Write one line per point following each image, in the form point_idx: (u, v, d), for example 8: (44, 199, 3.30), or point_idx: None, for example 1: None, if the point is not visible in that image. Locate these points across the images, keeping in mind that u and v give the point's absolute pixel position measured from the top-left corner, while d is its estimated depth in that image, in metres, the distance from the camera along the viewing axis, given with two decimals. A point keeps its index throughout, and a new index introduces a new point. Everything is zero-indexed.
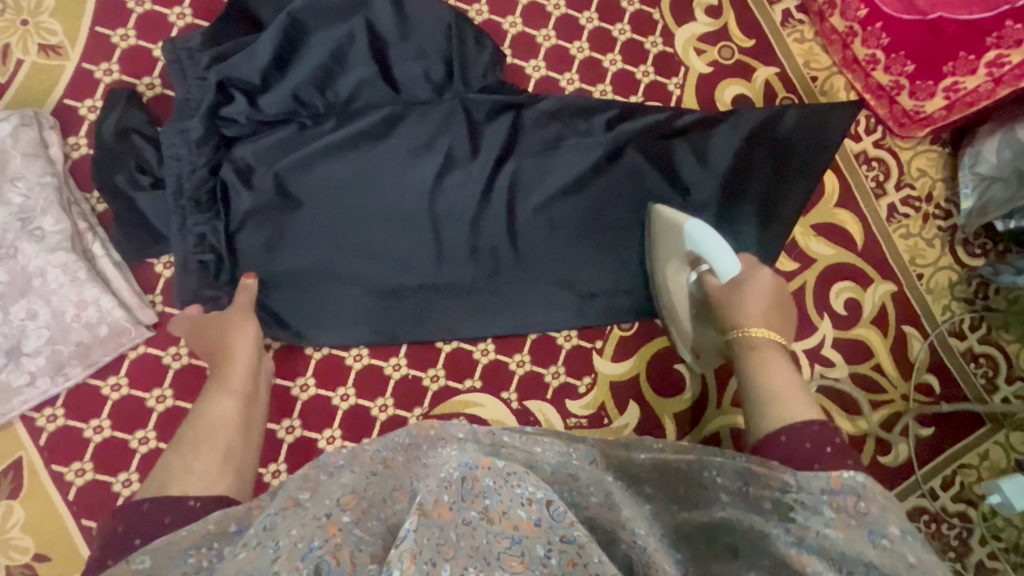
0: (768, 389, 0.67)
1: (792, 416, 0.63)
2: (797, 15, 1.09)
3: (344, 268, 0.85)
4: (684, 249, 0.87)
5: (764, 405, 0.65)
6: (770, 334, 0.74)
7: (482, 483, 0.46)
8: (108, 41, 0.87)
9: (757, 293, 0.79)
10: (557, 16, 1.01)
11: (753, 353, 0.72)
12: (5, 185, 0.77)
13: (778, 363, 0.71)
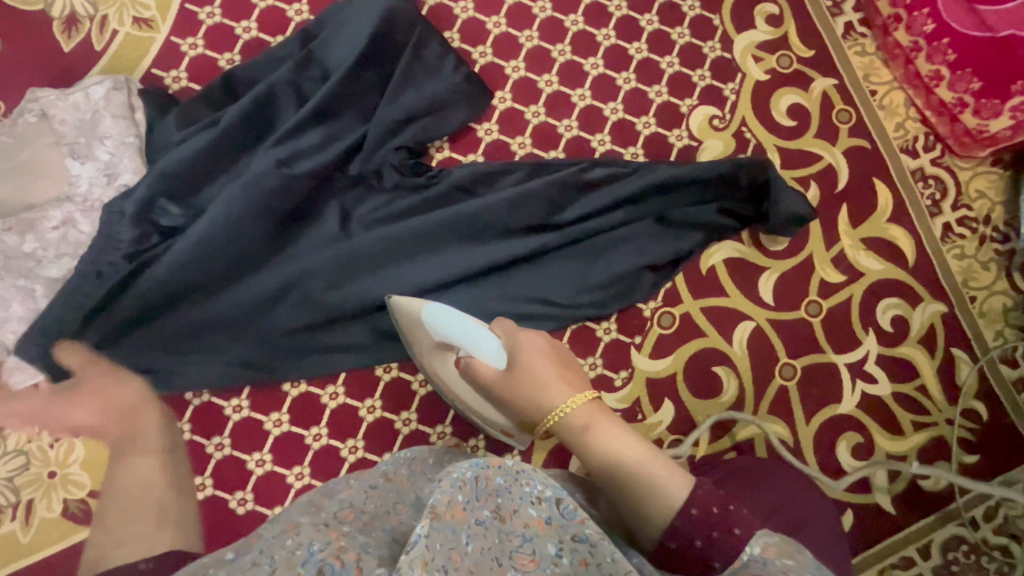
0: (626, 485, 0.55)
1: (660, 503, 0.52)
2: (859, 28, 1.08)
3: (216, 301, 0.82)
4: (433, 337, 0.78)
5: (635, 505, 0.53)
6: (576, 403, 0.63)
7: (493, 482, 0.47)
8: (196, 17, 0.93)
9: (541, 358, 0.69)
10: (617, 17, 1.03)
11: (583, 443, 0.60)
12: (95, 143, 0.82)
13: (607, 441, 0.59)
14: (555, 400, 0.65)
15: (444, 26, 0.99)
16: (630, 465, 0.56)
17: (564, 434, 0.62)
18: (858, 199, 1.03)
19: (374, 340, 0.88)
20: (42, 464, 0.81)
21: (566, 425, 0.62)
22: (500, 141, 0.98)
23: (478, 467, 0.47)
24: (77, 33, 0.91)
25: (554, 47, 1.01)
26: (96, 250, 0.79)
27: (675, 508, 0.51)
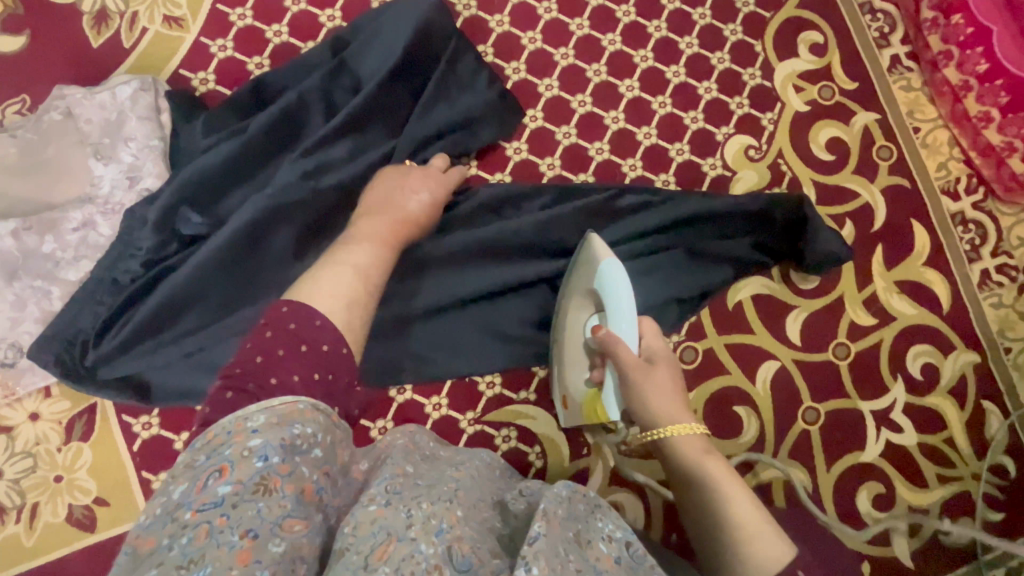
0: (730, 524, 0.58)
1: (757, 559, 0.55)
2: (906, 62, 1.04)
3: (228, 308, 0.79)
4: (593, 289, 0.78)
5: (732, 554, 0.56)
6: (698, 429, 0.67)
7: (579, 507, 0.50)
8: (226, 18, 0.91)
9: (673, 376, 0.73)
10: (656, 38, 1.00)
11: (697, 464, 0.63)
12: (119, 144, 0.81)
13: (723, 469, 0.63)
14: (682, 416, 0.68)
15: (478, 39, 0.97)
16: (732, 511, 0.59)
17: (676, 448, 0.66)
18: (894, 240, 1.00)
19: (390, 355, 0.86)
20: (49, 467, 0.80)
21: (682, 443, 0.66)
22: (528, 160, 0.95)
23: (570, 489, 0.51)
24: (106, 29, 0.89)
25: (589, 67, 0.98)
26: (114, 256, 0.78)
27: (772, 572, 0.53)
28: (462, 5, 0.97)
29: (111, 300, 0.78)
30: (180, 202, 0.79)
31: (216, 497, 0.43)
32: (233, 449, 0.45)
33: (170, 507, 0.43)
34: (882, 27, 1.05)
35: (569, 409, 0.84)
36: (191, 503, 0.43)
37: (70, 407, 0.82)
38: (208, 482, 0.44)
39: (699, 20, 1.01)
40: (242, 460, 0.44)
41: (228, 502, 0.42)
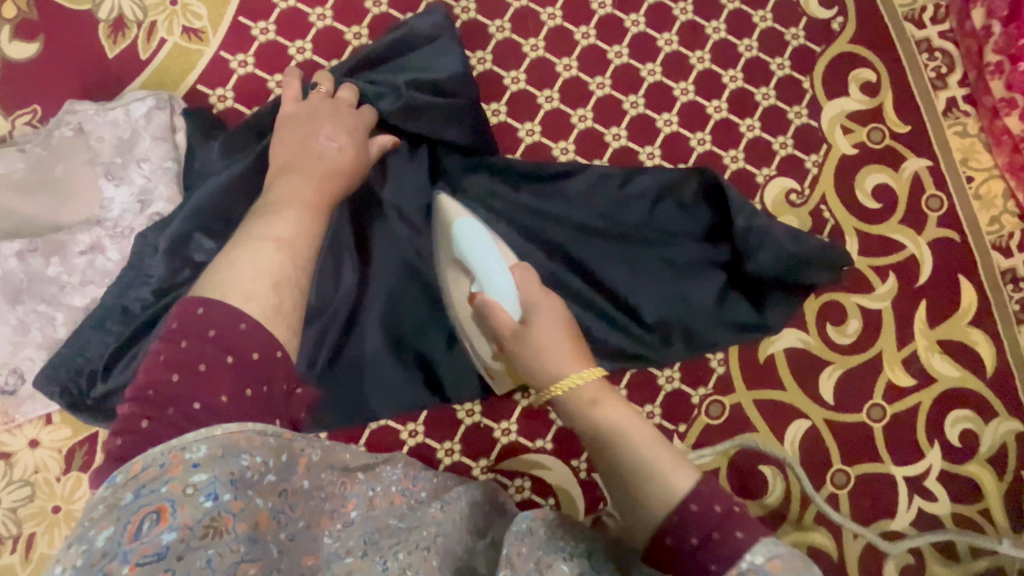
0: (637, 461, 0.53)
1: (670, 495, 0.51)
2: (963, 106, 0.98)
3: None
4: (456, 256, 0.75)
5: (649, 497, 0.52)
6: (590, 373, 0.58)
7: (536, 533, 0.57)
8: (248, 33, 0.87)
9: (553, 320, 0.63)
10: (698, 70, 0.94)
11: (592, 413, 0.56)
12: (132, 165, 0.77)
13: (621, 416, 0.55)
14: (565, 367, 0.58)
15: (510, 64, 0.92)
16: (632, 448, 0.54)
17: (577, 398, 0.57)
18: (939, 297, 0.94)
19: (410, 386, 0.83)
20: (47, 497, 0.77)
21: (572, 393, 0.57)
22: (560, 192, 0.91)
23: (528, 520, 0.58)
24: (123, 38, 0.85)
25: (626, 98, 0.93)
26: (124, 284, 0.74)
27: (678, 501, 0.50)
28: (495, 28, 0.92)
29: (120, 330, 0.74)
30: (193, 228, 0.73)
31: (157, 544, 0.39)
32: (171, 484, 0.41)
33: (92, 555, 0.39)
34: (940, 68, 0.98)
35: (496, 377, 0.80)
36: (125, 552, 0.38)
37: (71, 436, 0.79)
38: (144, 524, 0.40)
39: (745, 52, 0.96)
40: (186, 500, 0.41)
41: (173, 552, 0.39)
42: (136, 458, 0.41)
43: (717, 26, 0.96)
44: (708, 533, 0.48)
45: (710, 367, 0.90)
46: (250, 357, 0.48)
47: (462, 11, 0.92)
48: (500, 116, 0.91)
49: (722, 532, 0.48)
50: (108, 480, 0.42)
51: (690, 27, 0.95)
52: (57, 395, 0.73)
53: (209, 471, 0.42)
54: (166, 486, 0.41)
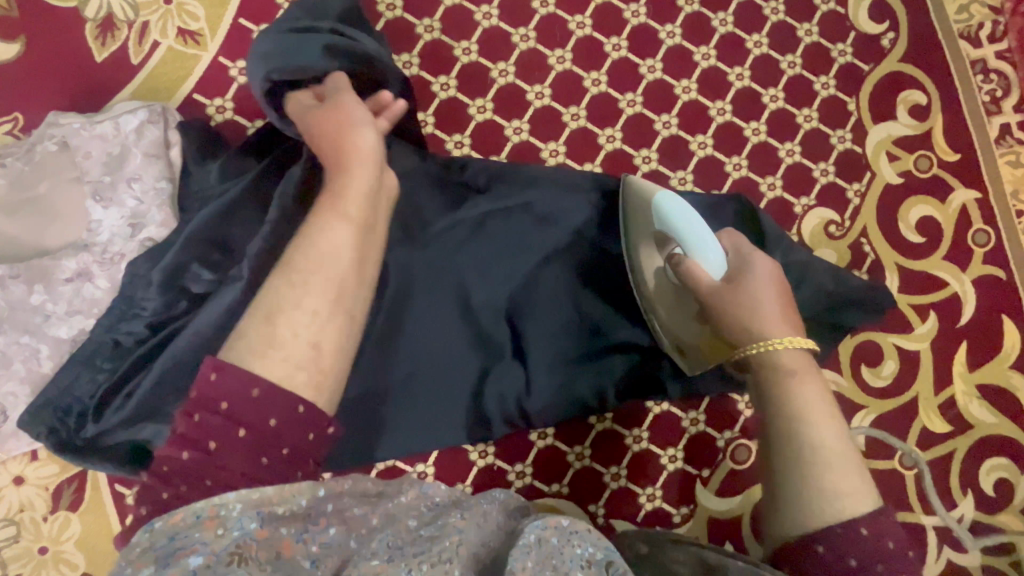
0: (819, 454, 0.51)
1: (842, 504, 0.49)
2: (1017, 134, 0.91)
3: None
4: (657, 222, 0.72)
5: (816, 493, 0.50)
6: (794, 343, 0.56)
7: (549, 543, 0.49)
8: (249, 37, 0.79)
9: (766, 285, 0.62)
10: (737, 88, 0.87)
11: (787, 386, 0.54)
12: (122, 185, 0.70)
13: (817, 396, 0.54)
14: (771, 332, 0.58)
15: (535, 77, 0.84)
16: (817, 442, 0.52)
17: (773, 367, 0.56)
18: (980, 339, 0.89)
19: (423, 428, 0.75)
20: (33, 538, 0.73)
21: (772, 358, 0.56)
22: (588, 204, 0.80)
23: (540, 529, 0.50)
24: (112, 40, 0.77)
25: (658, 117, 0.86)
26: (116, 316, 0.69)
27: (853, 515, 0.48)
28: (519, 36, 0.84)
29: (111, 367, 0.68)
30: (188, 257, 0.67)
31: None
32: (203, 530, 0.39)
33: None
34: (995, 91, 0.91)
35: (682, 351, 0.74)
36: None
37: (59, 472, 0.74)
38: (176, 563, 0.37)
39: (787, 69, 0.89)
40: (217, 540, 0.39)
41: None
42: (176, 510, 0.39)
43: (759, 39, 0.88)
44: (861, 560, 0.46)
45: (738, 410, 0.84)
46: (264, 426, 0.43)
47: (483, 17, 0.84)
48: (522, 134, 0.84)
49: (864, 562, 0.46)
50: (146, 525, 0.40)
51: (730, 40, 0.88)
52: (45, 435, 0.68)
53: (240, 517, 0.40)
54: (201, 529, 0.39)
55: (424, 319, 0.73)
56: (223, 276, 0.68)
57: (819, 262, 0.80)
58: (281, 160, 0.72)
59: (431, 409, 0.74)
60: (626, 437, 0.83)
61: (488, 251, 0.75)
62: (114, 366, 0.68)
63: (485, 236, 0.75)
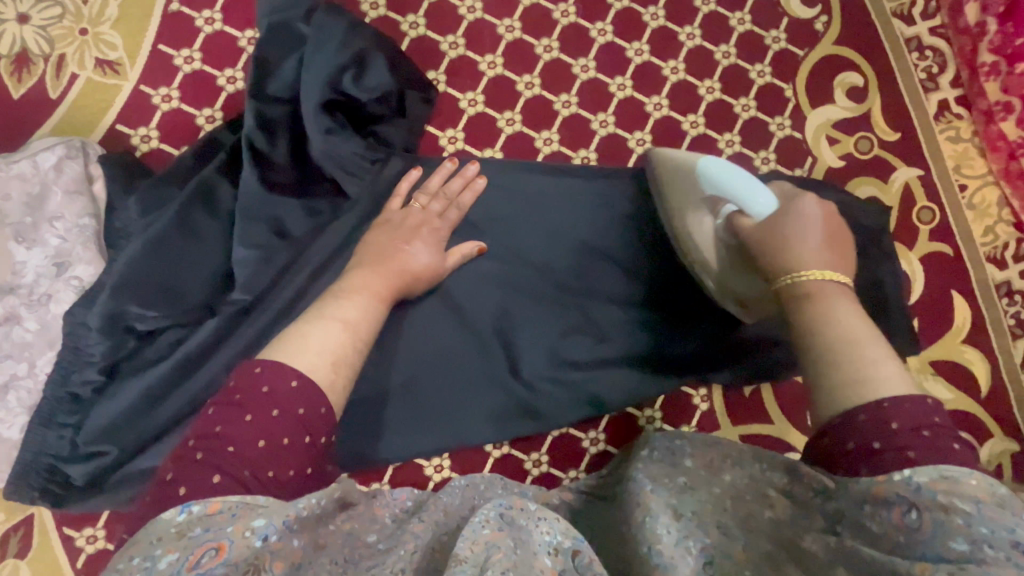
0: (838, 339, 0.49)
1: (872, 393, 0.45)
2: (955, 108, 0.91)
3: None
4: (701, 192, 0.71)
5: (828, 360, 0.48)
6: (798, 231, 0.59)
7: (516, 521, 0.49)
8: (171, 63, 0.78)
9: (813, 204, 0.61)
10: (672, 81, 0.87)
11: (794, 249, 0.58)
12: (43, 225, 0.69)
13: (840, 301, 0.52)
14: (775, 227, 0.61)
15: (466, 84, 0.83)
16: (838, 332, 0.49)
17: (768, 231, 0.61)
18: (931, 316, 0.90)
19: (419, 429, 0.77)
20: None
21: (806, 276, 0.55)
22: (542, 206, 0.81)
23: (502, 507, 0.50)
24: (28, 76, 0.76)
25: (595, 117, 0.85)
26: (64, 368, 0.67)
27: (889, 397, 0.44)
28: (448, 44, 0.83)
29: (77, 420, 0.68)
30: (125, 300, 0.65)
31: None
32: (234, 526, 0.38)
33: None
34: (930, 68, 0.92)
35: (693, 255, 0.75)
36: None
37: (4, 520, 0.72)
38: (201, 560, 0.36)
39: (722, 59, 0.88)
40: (242, 538, 0.38)
41: None
42: (214, 499, 0.39)
43: (692, 31, 0.88)
44: (904, 424, 0.43)
45: (693, 404, 0.84)
46: (277, 441, 0.43)
47: (410, 27, 0.83)
48: (457, 143, 0.82)
49: (905, 426, 0.43)
50: (185, 506, 0.39)
51: (662, 33, 0.87)
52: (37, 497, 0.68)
53: (269, 513, 0.39)
54: (231, 525, 0.38)
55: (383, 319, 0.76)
56: (171, 314, 0.68)
57: None
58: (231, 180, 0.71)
59: (430, 418, 0.77)
60: (583, 440, 0.82)
61: None
62: (83, 417, 0.68)
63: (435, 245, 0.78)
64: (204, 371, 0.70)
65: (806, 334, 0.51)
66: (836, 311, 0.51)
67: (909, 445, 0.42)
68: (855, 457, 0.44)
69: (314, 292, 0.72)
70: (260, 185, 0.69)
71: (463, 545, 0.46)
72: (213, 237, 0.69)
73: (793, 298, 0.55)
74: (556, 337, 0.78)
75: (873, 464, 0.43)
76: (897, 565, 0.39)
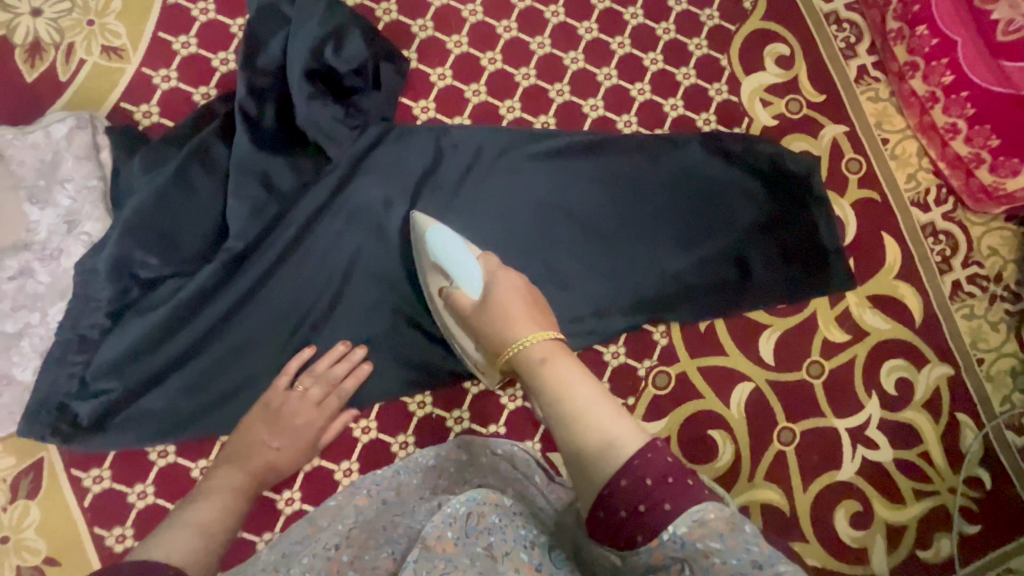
0: (578, 417, 0.53)
1: (614, 448, 0.50)
2: (873, 72, 1.03)
3: (229, 347, 0.78)
4: (429, 257, 0.79)
5: (558, 424, 0.55)
6: (542, 333, 0.62)
7: (487, 520, 0.55)
8: (169, 47, 0.87)
9: (512, 277, 0.71)
10: (619, 55, 0.97)
11: (520, 339, 0.63)
12: (55, 187, 0.77)
13: (572, 371, 0.58)
14: (486, 316, 0.68)
15: (436, 60, 0.93)
16: (574, 407, 0.54)
17: (490, 301, 0.69)
18: (866, 255, 0.99)
19: (394, 372, 0.84)
20: None
21: (526, 357, 0.61)
22: (508, 165, 0.89)
23: (476, 502, 0.56)
24: (40, 62, 0.84)
25: (552, 87, 0.95)
26: (74, 313, 0.74)
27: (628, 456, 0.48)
28: (419, 26, 0.94)
29: (84, 359, 0.74)
30: (131, 247, 0.73)
31: None
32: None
33: None
34: (849, 38, 1.04)
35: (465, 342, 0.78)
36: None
37: (15, 464, 0.78)
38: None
39: (663, 35, 0.99)
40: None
41: None
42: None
43: (635, 12, 0.99)
44: (656, 477, 0.46)
45: (653, 340, 0.92)
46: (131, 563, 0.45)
47: (384, 12, 0.94)
48: (429, 113, 0.92)
49: (658, 480, 0.46)
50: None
51: (609, 14, 0.98)
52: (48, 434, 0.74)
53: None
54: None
55: (366, 266, 0.83)
56: (171, 262, 0.75)
57: (723, 172, 0.94)
58: (224, 142, 0.79)
59: (403, 356, 0.84)
60: None
61: (395, 211, 0.85)
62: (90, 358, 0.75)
63: (413, 202, 0.86)
64: (204, 316, 0.78)
65: (544, 401, 0.58)
66: (576, 390, 0.55)
67: (663, 498, 0.45)
68: (630, 524, 0.46)
69: (305, 243, 0.81)
70: (251, 145, 0.78)
71: (431, 530, 0.54)
72: (207, 192, 0.77)
73: (539, 383, 0.59)
74: None
75: (644, 527, 0.45)
76: None
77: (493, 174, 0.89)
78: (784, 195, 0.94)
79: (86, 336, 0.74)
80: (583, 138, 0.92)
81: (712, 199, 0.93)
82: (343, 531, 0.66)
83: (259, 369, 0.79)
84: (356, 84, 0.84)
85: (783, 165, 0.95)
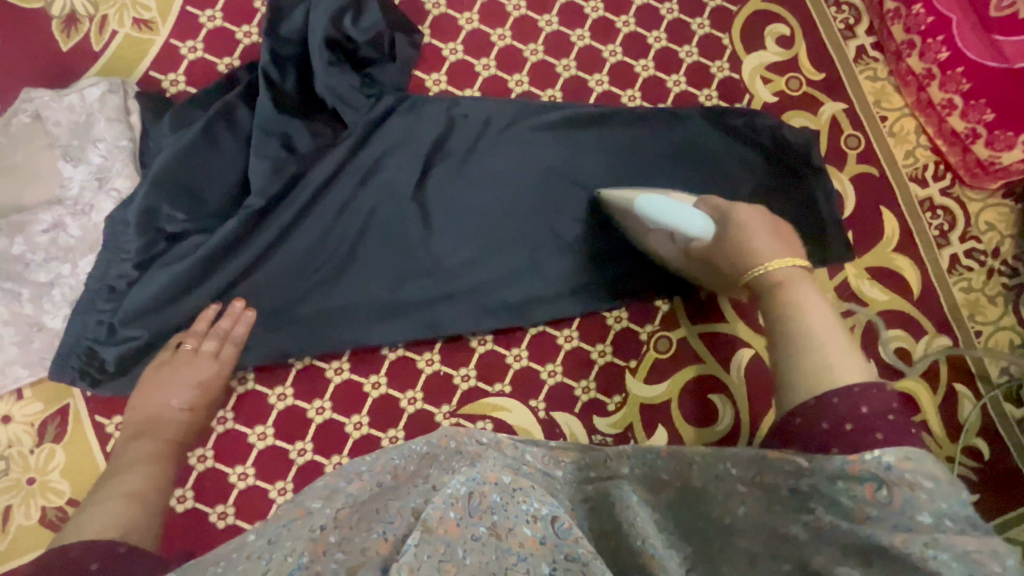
0: (802, 335, 0.60)
1: (835, 371, 0.56)
2: (871, 52, 1.06)
3: (246, 300, 0.82)
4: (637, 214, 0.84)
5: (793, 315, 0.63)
6: (790, 261, 0.69)
7: (488, 500, 0.51)
8: (196, 20, 0.92)
9: (759, 217, 0.76)
10: (625, 33, 1.01)
11: (767, 266, 0.69)
12: (88, 146, 0.81)
13: (820, 303, 0.64)
14: (729, 244, 0.74)
15: (448, 36, 0.98)
16: (812, 327, 0.61)
17: (726, 237, 0.75)
18: (864, 228, 1.01)
19: (399, 330, 0.86)
20: (22, 470, 0.80)
21: (768, 277, 0.68)
22: (517, 134, 0.93)
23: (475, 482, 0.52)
24: (75, 33, 0.89)
25: (559, 62, 0.99)
26: (104, 263, 0.78)
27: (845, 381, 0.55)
28: (431, 4, 0.98)
29: (112, 307, 0.78)
30: (160, 201, 0.78)
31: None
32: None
33: None
34: (847, 19, 1.07)
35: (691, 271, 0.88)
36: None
37: (42, 410, 0.81)
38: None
39: (667, 15, 1.03)
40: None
41: None
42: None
43: None
44: (872, 407, 0.52)
45: (655, 306, 0.95)
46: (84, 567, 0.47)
47: None
48: (441, 85, 0.96)
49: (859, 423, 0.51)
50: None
51: None
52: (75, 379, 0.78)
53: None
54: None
55: (378, 227, 0.87)
56: (197, 217, 0.80)
57: (726, 144, 0.97)
58: (249, 106, 0.84)
59: (407, 314, 0.86)
60: (558, 337, 0.92)
61: (407, 175, 0.88)
62: (116, 306, 0.78)
63: (426, 167, 0.89)
64: (224, 270, 0.81)
65: (785, 301, 0.65)
66: (810, 315, 0.62)
67: (876, 428, 0.50)
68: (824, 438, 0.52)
69: (320, 204, 0.85)
70: (273, 108, 0.82)
71: (431, 512, 0.48)
72: (231, 152, 0.82)
73: (771, 304, 0.66)
74: (525, 248, 0.90)
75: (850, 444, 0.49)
76: (880, 539, 0.42)
77: (504, 141, 0.92)
78: (785, 168, 0.97)
79: (114, 286, 0.78)
80: (591, 110, 0.95)
81: (715, 171, 0.96)
82: (334, 510, 0.55)
83: (271, 324, 0.82)
84: (372, 54, 0.88)
85: (786, 138, 0.98)
